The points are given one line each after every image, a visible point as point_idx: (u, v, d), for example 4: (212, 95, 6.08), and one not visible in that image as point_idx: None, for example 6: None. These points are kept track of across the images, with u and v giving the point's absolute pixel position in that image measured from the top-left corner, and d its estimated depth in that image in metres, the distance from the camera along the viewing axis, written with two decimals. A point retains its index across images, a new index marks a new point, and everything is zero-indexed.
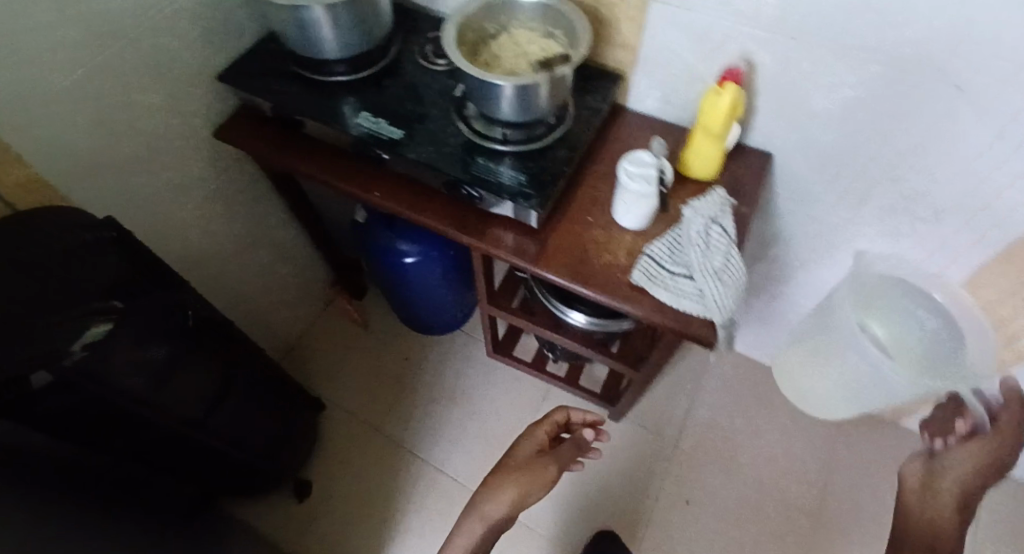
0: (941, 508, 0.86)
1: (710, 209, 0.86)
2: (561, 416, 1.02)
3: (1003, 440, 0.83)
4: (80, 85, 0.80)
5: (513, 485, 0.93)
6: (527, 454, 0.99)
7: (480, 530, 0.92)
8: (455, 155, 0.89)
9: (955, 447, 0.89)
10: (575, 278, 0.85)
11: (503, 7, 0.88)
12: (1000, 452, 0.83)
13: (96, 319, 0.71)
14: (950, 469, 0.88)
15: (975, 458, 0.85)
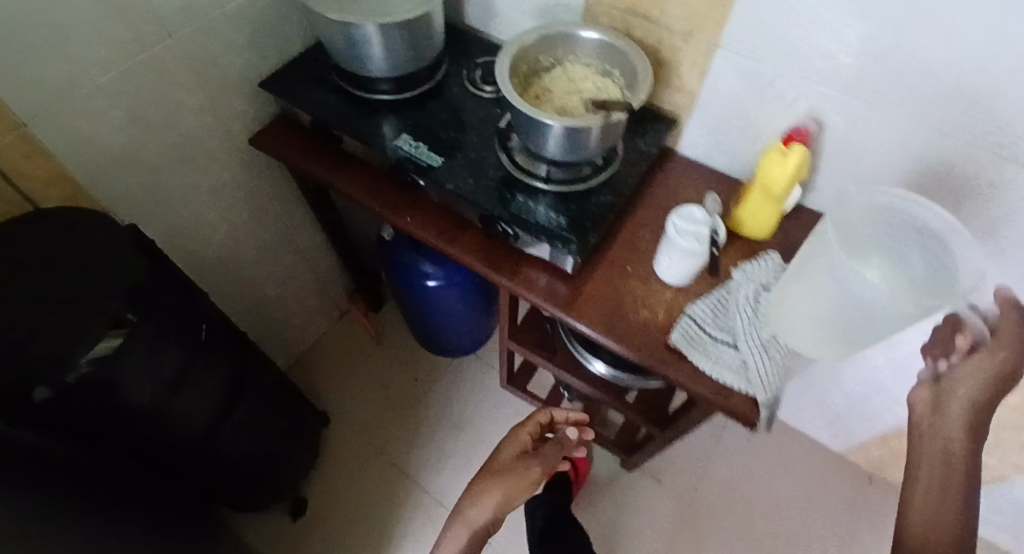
0: (944, 472, 0.52)
1: (761, 274, 0.80)
2: (547, 416, 0.95)
3: (1007, 321, 0.53)
4: (117, 82, 0.77)
5: (499, 489, 0.84)
6: (513, 457, 0.90)
7: (467, 537, 0.82)
8: (494, 189, 0.84)
9: (942, 362, 0.58)
10: (608, 333, 0.79)
11: (560, 40, 0.85)
12: (1009, 366, 0.52)
13: (109, 332, 0.69)
14: (952, 411, 0.54)
15: (986, 384, 0.53)
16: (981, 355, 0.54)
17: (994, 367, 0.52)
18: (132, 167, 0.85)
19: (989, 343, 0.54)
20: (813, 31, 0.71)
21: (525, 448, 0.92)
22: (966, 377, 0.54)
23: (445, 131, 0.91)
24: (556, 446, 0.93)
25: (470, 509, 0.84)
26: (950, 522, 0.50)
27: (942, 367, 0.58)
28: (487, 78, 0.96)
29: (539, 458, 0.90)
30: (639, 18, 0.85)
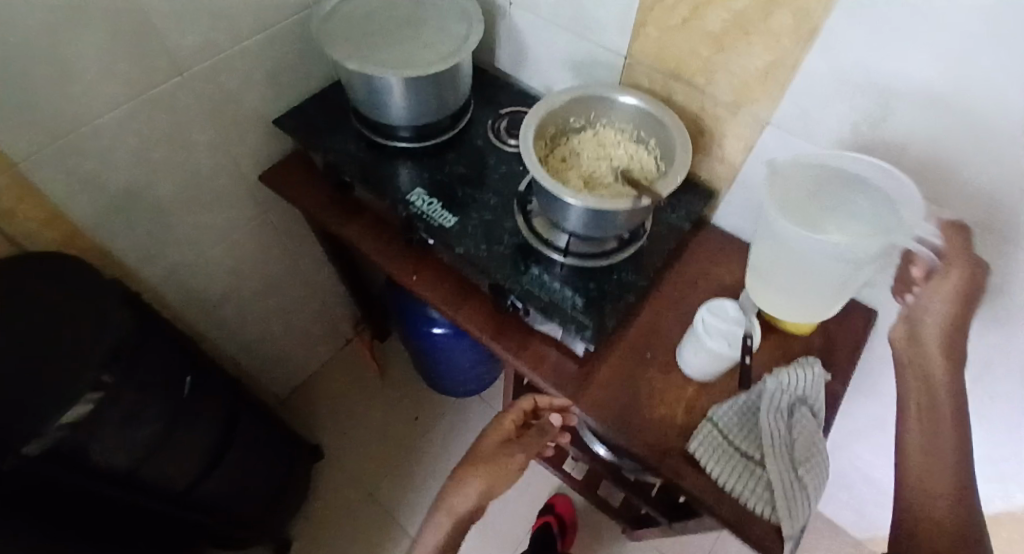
0: (935, 448, 0.54)
1: (802, 382, 0.69)
2: (530, 403, 0.82)
3: (953, 249, 0.59)
4: (122, 120, 0.73)
5: (479, 477, 0.77)
6: (496, 445, 0.81)
7: (447, 527, 0.77)
8: (507, 258, 0.77)
9: (927, 301, 0.59)
10: (619, 431, 0.71)
11: (594, 102, 0.78)
12: (971, 296, 0.57)
13: (81, 398, 0.64)
14: (938, 381, 0.57)
15: (957, 311, 0.57)
16: (950, 277, 0.58)
17: (964, 293, 0.57)
18: (134, 204, 0.81)
19: (954, 271, 0.58)
20: (878, 119, 0.63)
21: (509, 435, 0.82)
22: (939, 304, 0.58)
23: (462, 187, 0.84)
24: (542, 434, 0.81)
25: (449, 497, 0.77)
26: (943, 481, 0.52)
27: (937, 330, 0.58)
28: (511, 130, 0.90)
29: (520, 449, 0.80)
30: (682, 84, 0.77)
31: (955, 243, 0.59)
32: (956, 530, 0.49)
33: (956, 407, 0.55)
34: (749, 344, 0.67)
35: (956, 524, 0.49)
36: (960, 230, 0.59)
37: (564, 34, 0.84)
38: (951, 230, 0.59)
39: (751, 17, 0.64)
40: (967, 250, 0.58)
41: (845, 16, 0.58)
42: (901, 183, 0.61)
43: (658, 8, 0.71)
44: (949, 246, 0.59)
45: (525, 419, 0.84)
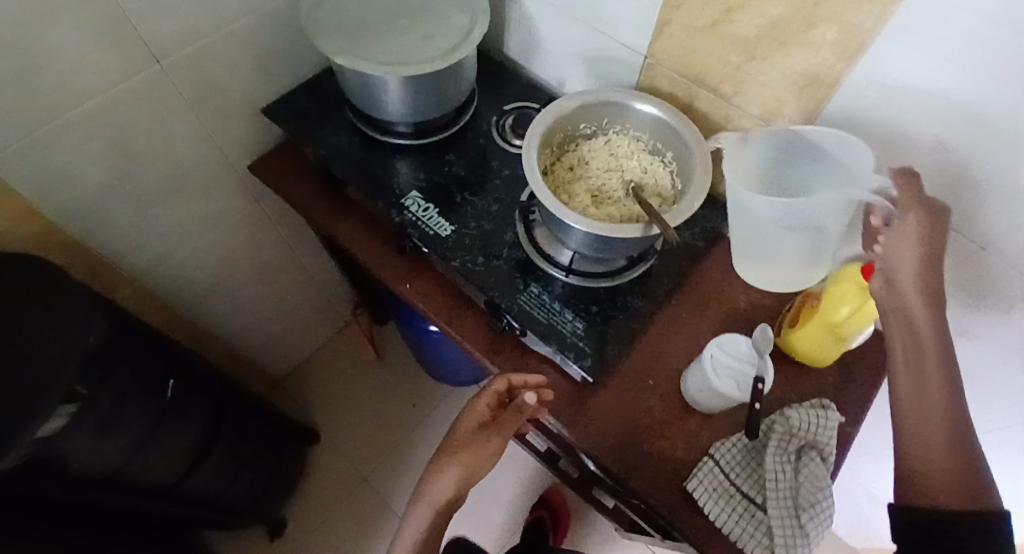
0: (926, 417, 0.48)
1: (816, 426, 0.65)
2: (502, 386, 0.69)
3: (911, 196, 0.54)
4: (100, 110, 0.68)
5: (460, 466, 0.71)
6: (473, 431, 0.73)
7: (430, 516, 0.71)
8: (505, 274, 0.73)
9: (895, 257, 0.53)
10: (615, 465, 0.68)
11: (608, 108, 0.72)
12: (937, 242, 0.52)
13: (61, 407, 0.61)
14: (926, 346, 0.50)
15: (926, 264, 0.52)
16: (912, 225, 0.53)
17: (927, 239, 0.52)
18: (115, 197, 0.77)
19: (915, 220, 0.53)
20: (922, 149, 0.57)
21: (484, 419, 0.73)
22: (912, 259, 0.52)
23: (460, 191, 0.79)
24: (519, 414, 0.71)
25: (429, 487, 0.72)
26: (943, 451, 0.46)
27: (915, 292, 0.51)
28: (517, 129, 0.83)
29: (500, 431, 0.72)
30: (705, 90, 0.71)
31: (912, 189, 0.54)
32: (965, 503, 0.43)
33: (947, 370, 0.49)
34: (760, 388, 0.62)
35: (965, 497, 0.43)
36: (910, 174, 0.55)
37: (580, 26, 0.77)
38: (901, 175, 0.55)
39: (790, 26, 0.58)
40: (920, 196, 0.54)
41: (897, 35, 0.51)
42: (853, 144, 0.59)
43: (686, 6, 0.64)
44: (904, 195, 0.54)
45: (501, 400, 0.73)
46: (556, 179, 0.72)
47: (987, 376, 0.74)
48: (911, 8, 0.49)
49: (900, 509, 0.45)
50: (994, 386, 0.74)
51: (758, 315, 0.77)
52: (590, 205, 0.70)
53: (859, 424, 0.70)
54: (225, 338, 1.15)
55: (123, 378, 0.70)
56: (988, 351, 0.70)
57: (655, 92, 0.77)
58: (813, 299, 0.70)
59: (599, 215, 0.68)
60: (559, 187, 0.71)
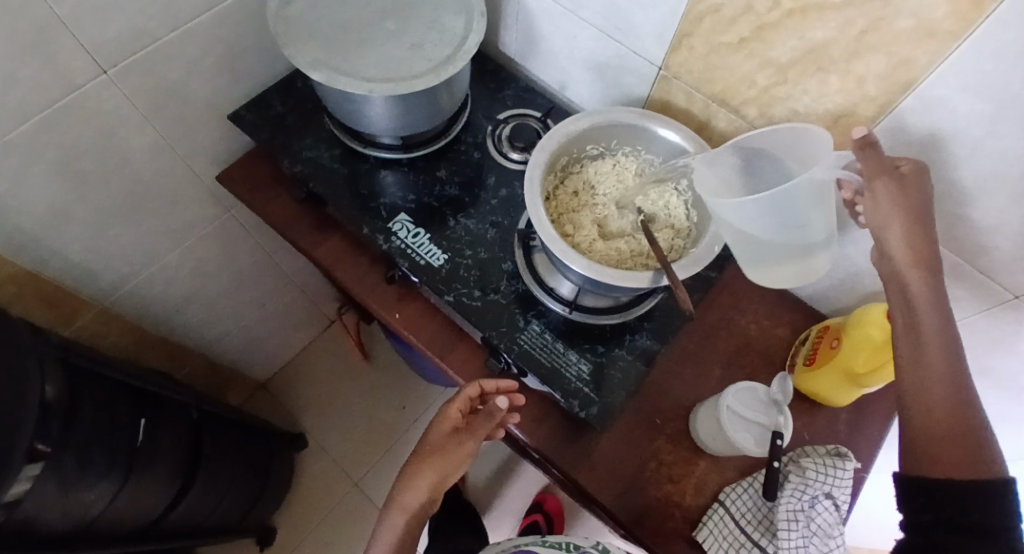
0: (929, 396, 0.46)
1: (831, 476, 0.59)
2: (475, 392, 0.65)
3: (881, 163, 0.51)
4: (44, 129, 0.59)
5: (431, 472, 0.65)
6: (444, 436, 0.67)
7: (402, 529, 0.64)
8: (504, 311, 0.67)
9: (883, 232, 0.50)
10: (622, 516, 0.64)
11: (618, 129, 0.65)
12: (917, 200, 0.49)
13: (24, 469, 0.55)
14: (929, 335, 0.47)
15: (916, 232, 0.49)
16: (884, 188, 0.50)
17: (904, 200, 0.49)
18: (68, 219, 0.69)
19: (890, 186, 0.50)
20: (975, 192, 0.52)
21: (456, 425, 0.67)
22: (901, 233, 0.49)
23: (453, 214, 0.72)
24: (490, 420, 0.65)
25: (399, 493, 0.66)
26: (949, 429, 0.45)
27: (913, 273, 0.48)
28: (515, 141, 0.76)
29: (471, 436, 0.66)
30: (725, 109, 0.65)
31: (879, 158, 0.51)
32: (966, 475, 0.42)
33: (951, 355, 0.47)
34: (777, 445, 0.58)
35: (967, 469, 0.43)
36: (871, 143, 0.52)
37: (588, 30, 0.70)
38: (860, 147, 0.52)
39: (831, 51, 0.52)
40: (892, 165, 0.51)
41: (957, 74, 0.46)
42: (813, 132, 0.52)
43: (711, 19, 0.57)
44: (869, 164, 0.51)
45: (471, 405, 0.67)
46: (559, 207, 0.65)
47: (1001, 415, 0.71)
48: (977, 48, 0.44)
49: (904, 484, 0.45)
50: (1013, 425, 0.71)
51: (768, 348, 0.73)
52: (597, 239, 0.63)
53: (871, 466, 0.67)
54: (203, 346, 1.10)
55: (87, 431, 0.64)
56: (1007, 393, 0.67)
57: (668, 106, 0.70)
58: (832, 339, 0.66)
59: (606, 252, 0.62)
60: (562, 217, 0.65)
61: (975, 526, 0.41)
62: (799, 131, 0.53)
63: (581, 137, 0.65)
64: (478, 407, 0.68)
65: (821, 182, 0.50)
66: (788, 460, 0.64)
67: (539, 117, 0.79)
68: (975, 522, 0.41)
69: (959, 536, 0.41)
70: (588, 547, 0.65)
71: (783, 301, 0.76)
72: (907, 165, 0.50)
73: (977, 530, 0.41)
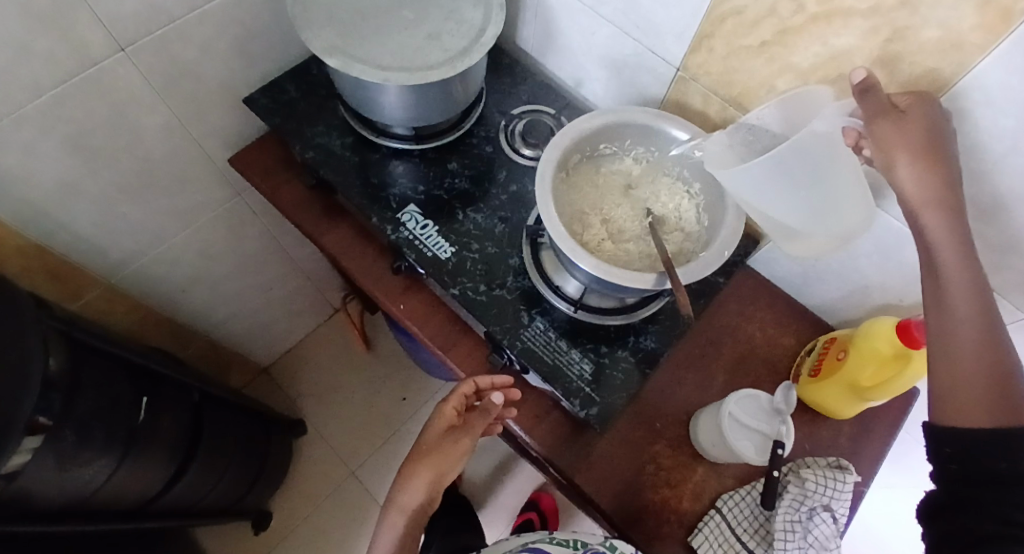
0: (957, 339, 0.44)
1: (831, 489, 0.59)
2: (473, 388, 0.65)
3: (880, 100, 0.48)
4: (60, 103, 0.60)
5: (430, 469, 0.65)
6: (440, 435, 0.67)
7: (403, 527, 0.65)
8: (509, 306, 0.67)
9: (893, 172, 0.47)
10: (616, 518, 0.63)
11: (633, 129, 0.65)
12: (924, 132, 0.46)
13: (24, 443, 0.55)
14: (950, 272, 0.45)
15: (931, 166, 0.45)
16: (885, 127, 0.47)
17: (911, 131, 0.46)
18: (76, 194, 0.69)
19: (889, 126, 0.46)
20: (991, 211, 0.52)
21: (453, 422, 0.67)
22: (910, 168, 0.45)
23: (462, 207, 0.72)
24: (485, 414, 0.66)
25: (398, 494, 0.66)
26: (976, 375, 0.42)
27: (928, 212, 0.46)
28: (528, 137, 0.76)
29: (466, 433, 0.67)
30: (742, 113, 0.64)
31: (879, 98, 0.48)
32: (996, 422, 0.40)
33: (979, 300, 0.44)
34: (778, 455, 0.59)
35: (997, 414, 0.40)
36: (870, 85, 0.48)
37: (607, 27, 0.69)
38: (861, 92, 0.49)
39: (855, 59, 0.51)
40: (890, 102, 0.48)
41: (981, 88, 0.45)
42: (811, 96, 0.54)
43: (733, 21, 0.57)
44: (868, 107, 0.48)
45: (468, 401, 0.67)
46: (567, 203, 0.64)
47: None
48: (1001, 61, 0.43)
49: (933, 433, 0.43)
50: None
51: (774, 356, 0.73)
52: (606, 239, 0.63)
53: (871, 480, 0.67)
54: (206, 328, 1.10)
55: (88, 407, 0.64)
56: None
57: (685, 108, 0.70)
58: (838, 351, 0.65)
59: (615, 252, 0.62)
60: (572, 214, 0.64)
61: (1006, 478, 0.38)
62: (798, 101, 0.54)
63: (594, 131, 0.64)
64: (474, 402, 0.67)
65: (827, 135, 0.48)
66: (788, 470, 0.63)
67: (553, 113, 0.79)
68: (1000, 470, 0.38)
69: (983, 486, 0.39)
70: (595, 545, 0.61)
71: (790, 310, 0.76)
72: (906, 99, 0.47)
73: (1003, 480, 0.38)
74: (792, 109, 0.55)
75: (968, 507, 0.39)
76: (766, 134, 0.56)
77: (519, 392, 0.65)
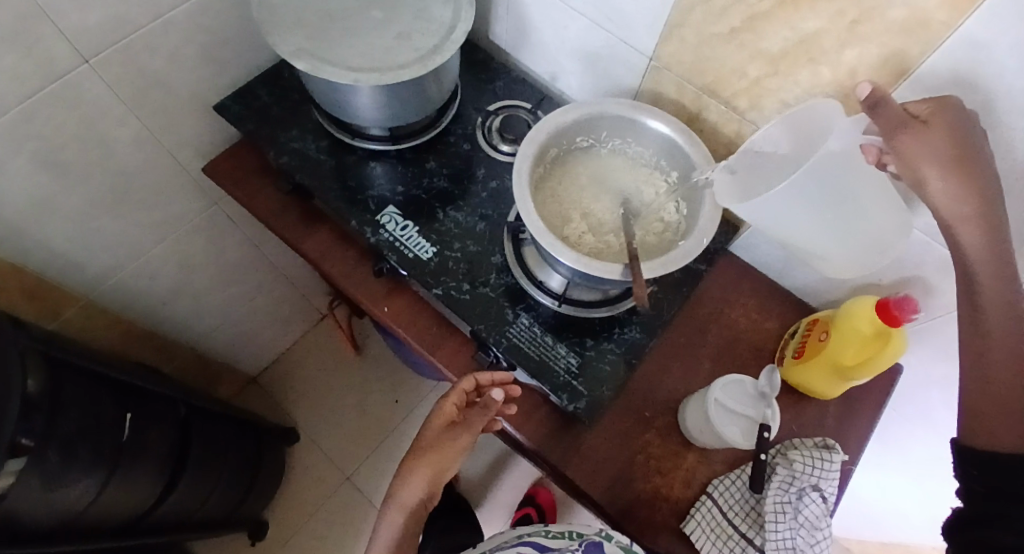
0: (993, 359, 0.43)
1: (819, 469, 0.60)
2: (471, 385, 0.65)
3: (895, 114, 0.46)
4: (27, 119, 0.58)
5: (428, 466, 0.65)
6: (439, 432, 0.67)
7: (402, 523, 0.65)
8: (493, 304, 0.66)
9: (924, 188, 0.45)
10: (611, 509, 0.64)
11: (609, 121, 0.65)
12: (952, 142, 0.43)
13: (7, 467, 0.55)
14: (986, 286, 0.44)
15: (967, 180, 0.44)
16: (907, 142, 0.45)
17: (939, 144, 0.44)
18: (48, 212, 0.68)
19: (911, 141, 0.45)
20: None
21: (452, 419, 0.67)
22: (942, 183, 0.44)
23: (442, 207, 0.72)
24: (486, 412, 0.65)
25: (398, 491, 0.66)
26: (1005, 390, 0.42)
27: (966, 226, 0.44)
28: (505, 133, 0.76)
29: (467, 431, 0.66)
30: (716, 101, 0.64)
31: (892, 112, 0.46)
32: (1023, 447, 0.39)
33: (1008, 307, 0.43)
34: (765, 438, 0.60)
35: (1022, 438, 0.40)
36: (880, 98, 0.47)
37: (579, 20, 0.69)
38: (872, 108, 0.47)
39: (823, 43, 0.51)
40: (909, 114, 0.46)
41: (948, 66, 0.46)
42: (813, 107, 0.52)
43: (702, 9, 0.57)
44: (884, 124, 0.46)
45: (468, 398, 0.67)
46: (546, 199, 0.64)
47: None
48: (965, 39, 0.43)
49: (960, 453, 0.43)
50: None
51: (758, 340, 0.73)
52: (586, 232, 0.63)
53: (858, 458, 0.68)
54: (190, 341, 1.09)
55: (71, 427, 0.63)
56: None
57: (660, 98, 0.70)
58: (821, 332, 0.66)
59: (595, 245, 0.62)
60: (552, 209, 0.64)
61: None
62: (798, 115, 0.53)
63: (570, 124, 0.64)
64: (474, 399, 0.67)
65: (841, 153, 0.48)
66: (776, 453, 0.64)
67: (529, 108, 0.79)
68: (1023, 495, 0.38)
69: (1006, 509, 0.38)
70: (590, 535, 0.61)
71: (773, 294, 0.76)
72: (926, 109, 0.45)
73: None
74: (792, 124, 0.54)
75: (987, 526, 0.39)
76: (774, 156, 0.55)
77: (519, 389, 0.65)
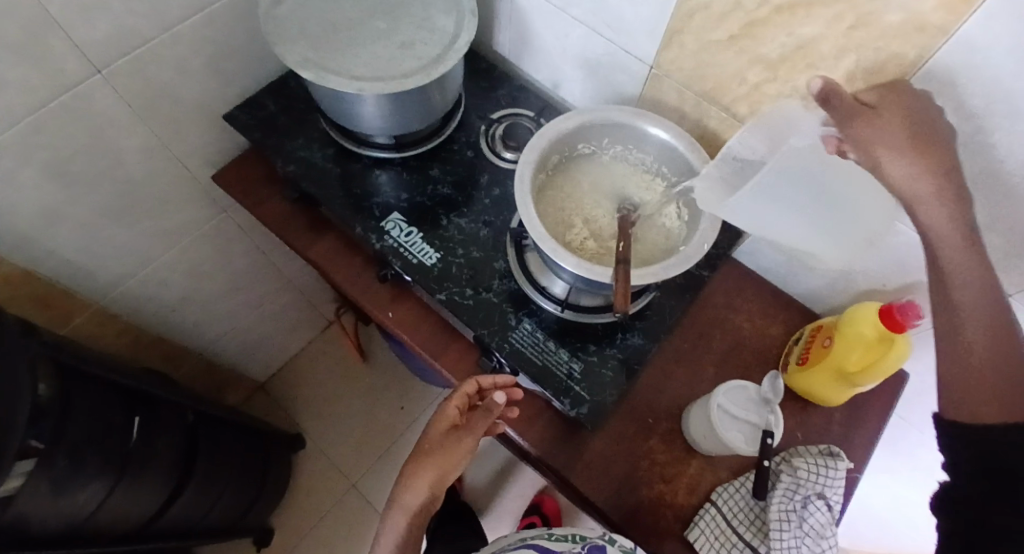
0: (970, 340, 0.41)
1: (823, 477, 0.59)
2: (474, 388, 0.65)
3: (846, 104, 0.48)
4: (39, 128, 0.60)
5: (431, 469, 0.65)
6: (442, 435, 0.66)
7: (407, 528, 0.64)
8: (496, 309, 0.67)
9: (882, 169, 0.46)
10: (614, 515, 0.63)
11: (610, 129, 0.66)
12: (906, 127, 0.45)
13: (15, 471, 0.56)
14: (950, 263, 0.43)
15: (949, 175, 0.44)
16: (860, 129, 0.47)
17: (893, 129, 0.45)
18: (59, 220, 0.69)
19: (866, 127, 0.46)
20: None
21: (455, 422, 0.66)
22: (899, 162, 0.45)
23: (446, 214, 0.72)
24: (488, 414, 0.65)
25: (401, 494, 0.65)
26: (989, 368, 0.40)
27: (928, 206, 0.44)
28: (508, 140, 0.77)
29: (470, 433, 0.66)
30: (716, 107, 0.65)
31: (845, 104, 0.48)
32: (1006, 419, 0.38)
33: (983, 288, 0.42)
34: (769, 444, 0.60)
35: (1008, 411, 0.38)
36: (831, 91, 0.49)
37: (580, 28, 0.70)
38: (824, 100, 0.49)
39: (821, 48, 0.52)
40: (858, 103, 0.48)
41: (945, 70, 0.46)
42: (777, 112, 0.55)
43: (701, 17, 0.57)
44: (838, 114, 0.48)
45: (471, 401, 0.67)
46: (548, 205, 0.65)
47: None
48: (961, 42, 0.44)
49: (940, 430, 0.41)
50: None
51: (761, 347, 0.73)
52: (588, 237, 0.63)
53: (865, 466, 0.67)
54: (199, 347, 1.10)
55: (79, 433, 0.63)
56: None
57: (661, 105, 0.70)
58: (825, 337, 0.65)
59: (597, 250, 0.62)
60: (555, 215, 0.64)
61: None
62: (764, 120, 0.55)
63: (572, 130, 0.64)
64: (476, 402, 0.68)
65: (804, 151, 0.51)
66: (781, 460, 0.63)
67: (532, 116, 0.80)
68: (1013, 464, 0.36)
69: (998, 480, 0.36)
70: (595, 539, 0.59)
71: (777, 300, 0.76)
72: (879, 99, 0.48)
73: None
74: (765, 128, 0.55)
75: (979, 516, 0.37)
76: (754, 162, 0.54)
77: (520, 391, 0.66)
